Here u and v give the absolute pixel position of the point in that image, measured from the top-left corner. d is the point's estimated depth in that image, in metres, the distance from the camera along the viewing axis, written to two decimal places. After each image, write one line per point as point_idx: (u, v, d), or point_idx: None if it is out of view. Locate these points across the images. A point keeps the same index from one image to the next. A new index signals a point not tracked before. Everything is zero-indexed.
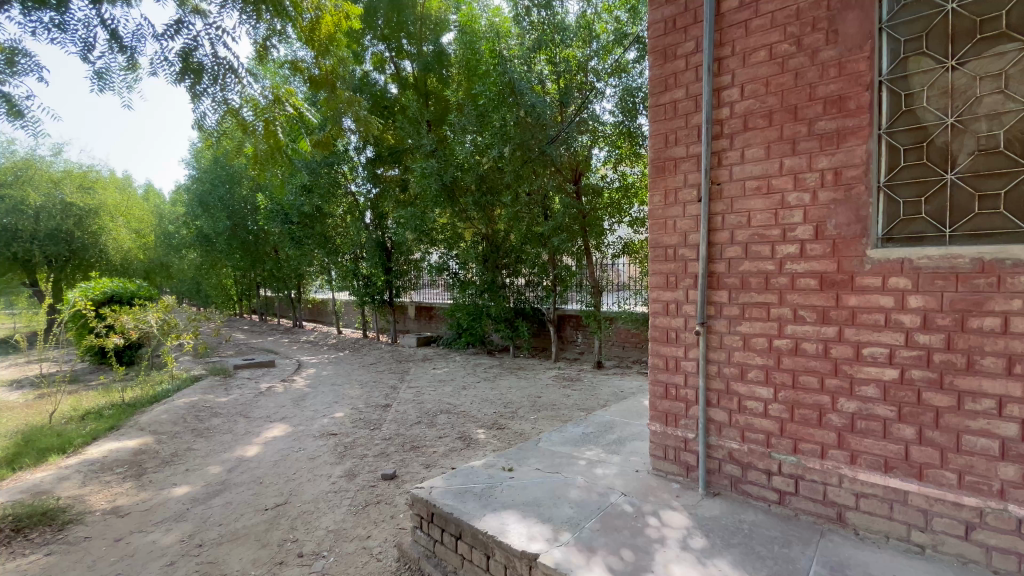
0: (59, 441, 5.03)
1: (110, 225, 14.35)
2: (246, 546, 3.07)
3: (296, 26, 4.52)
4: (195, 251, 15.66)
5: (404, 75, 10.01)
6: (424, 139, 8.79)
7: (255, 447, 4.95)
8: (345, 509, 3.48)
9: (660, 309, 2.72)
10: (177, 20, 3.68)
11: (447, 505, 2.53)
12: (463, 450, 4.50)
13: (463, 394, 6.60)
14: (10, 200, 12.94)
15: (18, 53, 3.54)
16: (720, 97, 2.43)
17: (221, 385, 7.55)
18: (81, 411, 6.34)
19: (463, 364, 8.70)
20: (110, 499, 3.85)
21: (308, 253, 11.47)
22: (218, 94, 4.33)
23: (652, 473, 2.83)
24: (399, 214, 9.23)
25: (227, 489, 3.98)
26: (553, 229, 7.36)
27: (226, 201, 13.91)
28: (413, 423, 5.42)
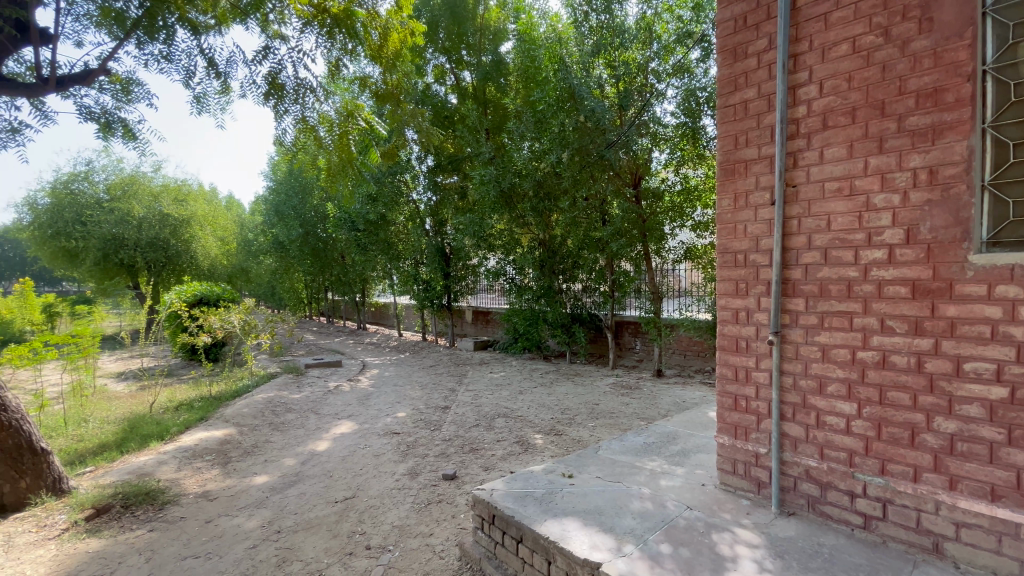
0: (157, 429, 5.58)
1: (199, 234, 15.75)
2: (319, 536, 3.26)
3: (366, 45, 4.78)
4: (271, 257, 16.84)
5: (463, 85, 10.29)
6: (482, 147, 9.00)
7: (326, 442, 5.25)
8: (409, 506, 3.61)
9: (729, 317, 2.62)
10: (265, 46, 4.03)
11: (508, 508, 2.56)
12: (521, 454, 4.53)
13: (520, 398, 6.65)
14: (118, 212, 14.52)
15: (133, 83, 4.00)
16: (796, 95, 2.32)
17: (294, 382, 8.07)
18: (175, 402, 7.00)
19: (519, 368, 8.76)
20: (201, 484, 4.23)
21: (372, 258, 12.03)
22: (298, 112, 4.70)
23: (720, 487, 2.72)
24: (459, 221, 9.53)
25: (301, 481, 4.25)
26: (611, 235, 7.26)
27: (299, 210, 14.88)
28: (471, 426, 5.53)
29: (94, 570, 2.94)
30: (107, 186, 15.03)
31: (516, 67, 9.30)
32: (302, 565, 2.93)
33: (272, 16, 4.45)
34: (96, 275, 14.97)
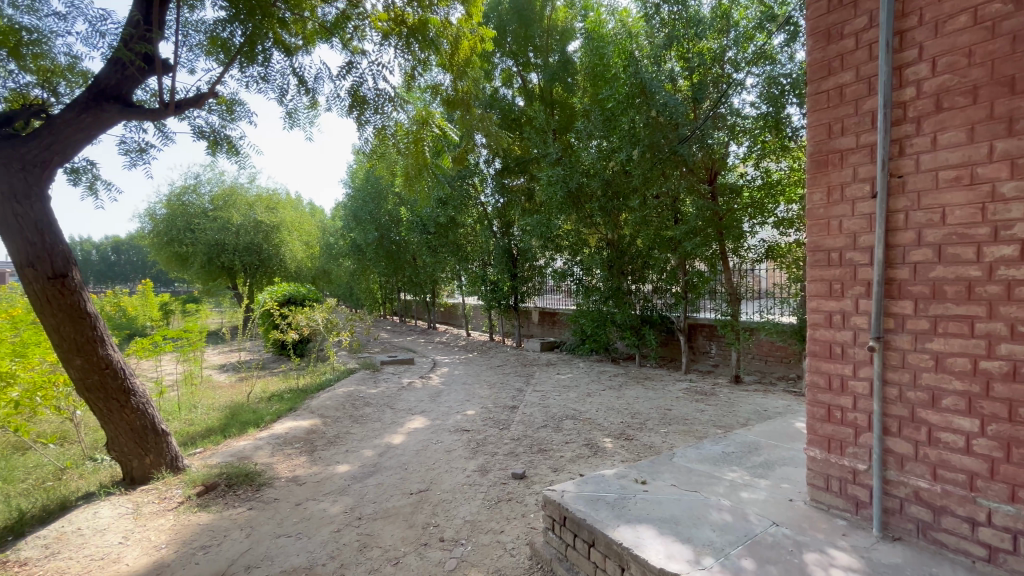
0: (254, 417, 6.14)
1: (288, 239, 17.11)
2: (396, 525, 3.42)
3: (438, 53, 4.95)
4: (349, 260, 17.90)
5: (530, 87, 10.36)
6: (549, 147, 9.00)
7: (400, 436, 5.50)
8: (479, 503, 3.69)
9: (822, 320, 2.43)
10: (349, 62, 4.32)
11: (579, 511, 2.54)
12: (591, 457, 4.48)
13: (588, 401, 6.57)
14: (221, 220, 16.13)
15: (235, 103, 4.43)
16: (902, 76, 2.10)
17: (371, 378, 8.52)
18: (268, 393, 7.66)
19: (587, 370, 8.66)
20: (291, 469, 4.59)
21: (442, 260, 12.45)
22: (378, 122, 4.99)
23: (810, 504, 2.52)
24: (526, 222, 9.62)
25: (378, 472, 4.48)
26: (685, 233, 6.97)
27: (375, 215, 15.74)
28: (539, 426, 5.54)
29: (204, 541, 3.30)
30: (212, 197, 16.69)
31: (584, 65, 9.21)
32: (381, 551, 3.08)
33: (352, 33, 4.74)
34: (203, 277, 16.73)
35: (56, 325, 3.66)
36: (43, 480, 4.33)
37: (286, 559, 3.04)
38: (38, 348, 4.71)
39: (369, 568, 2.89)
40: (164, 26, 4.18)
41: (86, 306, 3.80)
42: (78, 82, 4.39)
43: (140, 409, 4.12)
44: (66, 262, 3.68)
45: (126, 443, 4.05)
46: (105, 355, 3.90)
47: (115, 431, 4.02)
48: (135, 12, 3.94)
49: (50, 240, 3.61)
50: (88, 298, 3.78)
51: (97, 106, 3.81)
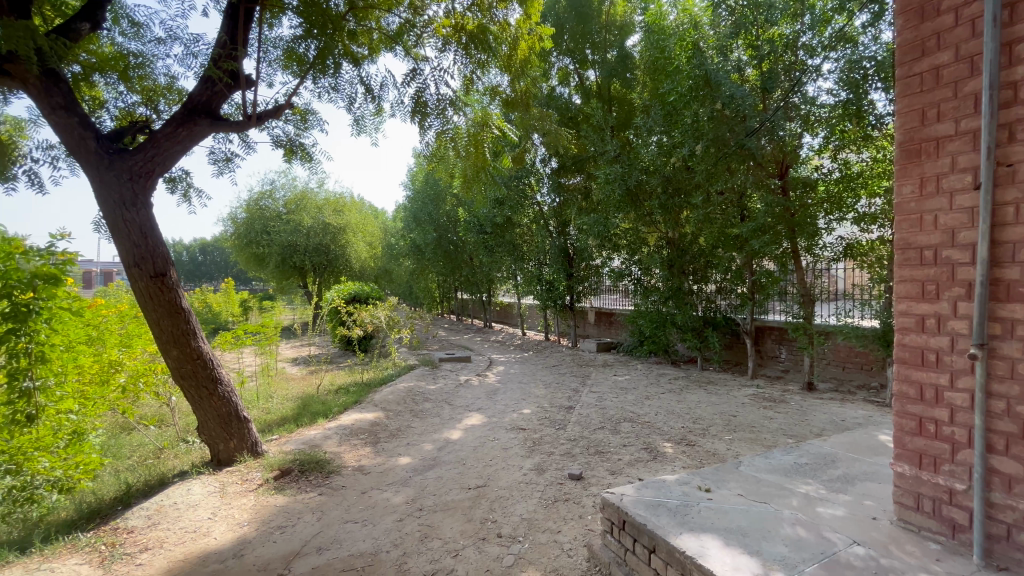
0: (323, 408, 6.51)
1: (353, 239, 18.09)
2: (455, 518, 3.50)
3: (497, 56, 5.01)
4: (409, 259, 18.51)
5: (587, 84, 10.24)
6: (607, 145, 8.84)
7: (459, 432, 5.63)
8: (536, 501, 3.70)
9: (912, 325, 2.23)
10: (413, 69, 4.49)
11: (640, 515, 2.48)
12: (650, 462, 4.37)
13: (646, 404, 6.40)
14: (293, 223, 17.23)
15: (309, 113, 4.72)
16: (1013, 52, 1.88)
17: (430, 374, 8.78)
18: (336, 386, 8.09)
19: (645, 372, 8.43)
20: (357, 459, 4.83)
21: (498, 260, 12.60)
22: (439, 125, 5.12)
23: (897, 524, 2.32)
24: (582, 221, 9.54)
25: (438, 465, 4.61)
26: (752, 231, 6.62)
27: (434, 216, 16.20)
28: (596, 428, 5.47)
29: (281, 521, 3.55)
30: (285, 201, 17.80)
31: (643, 60, 9.00)
32: (441, 543, 3.17)
33: (413, 41, 4.91)
34: (277, 276, 17.92)
35: (157, 318, 4.07)
36: (145, 458, 4.84)
37: (354, 544, 3.21)
38: (141, 339, 5.26)
39: (430, 558, 2.99)
40: (247, 44, 4.53)
41: (182, 302, 4.19)
42: (175, 99, 4.81)
43: (226, 397, 4.48)
44: (165, 264, 4.09)
45: (214, 428, 4.42)
46: (196, 346, 4.29)
47: (204, 416, 4.41)
48: (223, 33, 4.31)
49: (151, 243, 4.02)
50: (183, 295, 4.17)
51: (191, 120, 4.19)
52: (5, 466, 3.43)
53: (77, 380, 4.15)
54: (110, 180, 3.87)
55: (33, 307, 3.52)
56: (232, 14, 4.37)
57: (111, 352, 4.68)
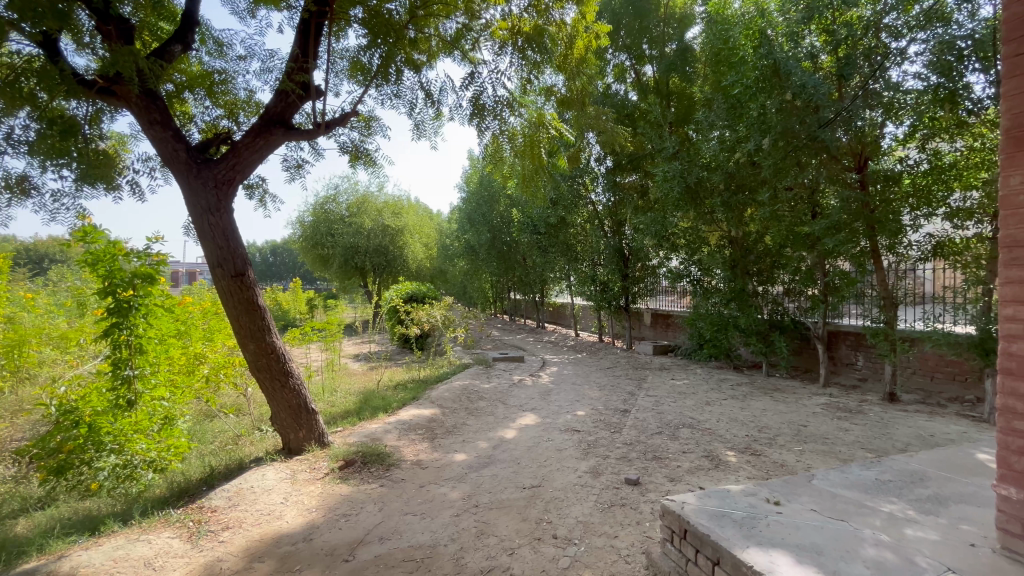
0: (383, 403, 6.77)
1: (410, 240, 18.77)
2: (511, 517, 3.52)
3: (553, 56, 5.03)
4: (463, 260, 18.85)
5: (644, 80, 9.99)
6: (665, 142, 8.56)
7: (513, 431, 5.67)
8: (592, 504, 3.65)
9: (1020, 331, 2.00)
10: (472, 73, 4.58)
11: (702, 525, 2.39)
12: (712, 470, 4.19)
13: (706, 410, 6.15)
14: (355, 225, 18.03)
15: (372, 119, 4.93)
16: None
17: (484, 373, 8.89)
18: (394, 382, 8.39)
19: (705, 377, 8.10)
20: (416, 453, 4.98)
21: (552, 260, 12.57)
22: (496, 127, 5.19)
23: (1000, 553, 2.09)
24: (638, 220, 9.33)
25: (493, 463, 4.67)
26: (825, 229, 6.20)
27: (488, 217, 16.41)
28: (653, 432, 5.33)
29: (346, 509, 3.73)
30: (348, 204, 18.59)
31: (705, 52, 8.67)
32: (497, 540, 3.20)
33: (470, 46, 5.02)
34: (340, 276, 18.81)
35: (237, 315, 4.40)
36: (225, 443, 5.25)
37: (413, 536, 3.31)
38: (221, 334, 5.71)
39: (487, 555, 3.03)
40: (317, 57, 4.80)
41: (258, 300, 4.49)
42: (254, 112, 5.15)
43: (296, 389, 4.76)
44: (244, 264, 4.40)
45: (285, 418, 4.71)
46: (270, 341, 4.59)
47: (277, 407, 4.71)
48: (295, 48, 4.60)
49: (232, 245, 4.34)
50: (260, 292, 4.48)
51: (267, 130, 4.49)
52: (110, 445, 3.86)
53: (169, 369, 4.57)
54: (197, 187, 4.22)
55: (132, 303, 4.01)
56: (303, 28, 4.64)
57: (195, 345, 5.14)
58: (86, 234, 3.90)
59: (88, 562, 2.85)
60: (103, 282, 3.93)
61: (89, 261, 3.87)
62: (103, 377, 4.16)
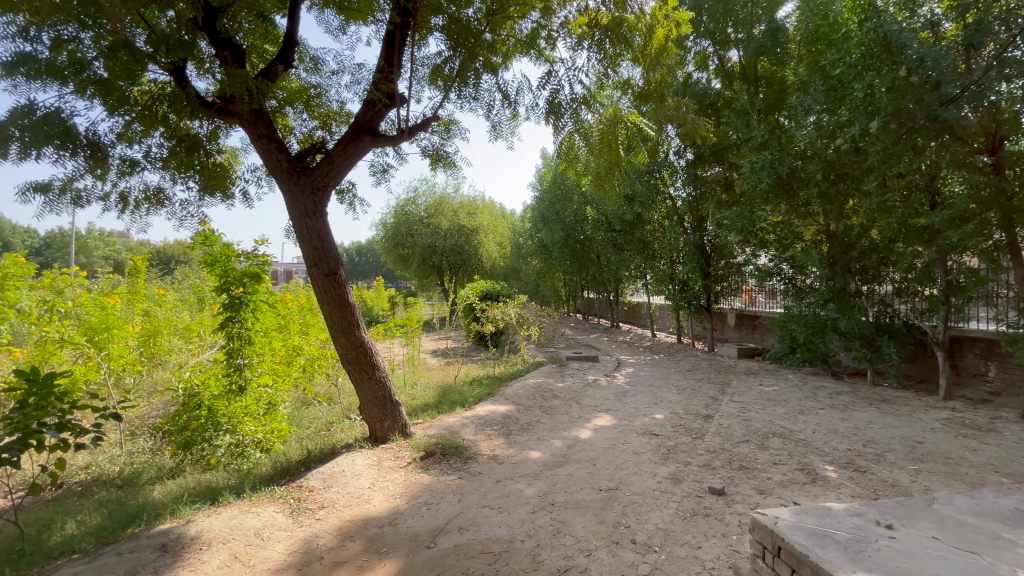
0: (460, 397, 6.98)
1: (485, 240, 19.19)
2: (588, 518, 3.48)
3: (631, 48, 4.89)
4: (536, 259, 18.96)
5: (729, 66, 9.45)
6: (753, 130, 7.99)
7: (588, 431, 5.60)
8: (673, 512, 3.51)
9: None
10: (548, 72, 4.59)
11: (800, 544, 2.21)
12: (808, 485, 3.87)
13: (800, 419, 5.68)
14: (433, 226, 18.80)
15: (452, 123, 5.11)
16: None
17: (559, 372, 8.86)
18: (471, 378, 8.61)
19: (798, 384, 7.47)
20: (492, 448, 5.08)
21: (627, 258, 12.22)
22: (571, 124, 5.13)
23: None
24: (722, 215, 8.82)
25: (568, 463, 4.65)
26: (947, 221, 5.51)
27: (561, 215, 16.32)
28: (739, 441, 5.01)
29: (427, 498, 3.90)
30: (426, 206, 19.33)
31: (800, 30, 8.01)
32: (574, 540, 3.18)
33: (546, 45, 5.03)
34: (419, 275, 19.67)
35: (330, 310, 4.75)
36: (319, 429, 5.71)
37: (491, 529, 3.38)
38: (316, 328, 6.21)
39: (563, 554, 3.02)
40: (402, 66, 5.06)
41: (349, 297, 4.82)
42: (345, 121, 5.53)
43: (381, 381, 5.04)
44: (336, 263, 4.74)
45: (372, 408, 5.00)
46: (359, 336, 4.91)
47: (365, 397, 5.01)
48: (382, 59, 4.88)
49: (326, 246, 4.69)
50: (350, 290, 4.80)
51: (356, 138, 4.80)
52: (226, 425, 4.34)
53: (272, 359, 5.02)
54: (297, 193, 4.61)
55: (243, 299, 4.47)
56: (389, 39, 4.91)
57: (293, 338, 5.62)
58: (206, 238, 4.40)
59: (209, 528, 3.23)
60: (219, 280, 4.43)
61: (209, 262, 4.38)
62: (218, 365, 4.67)
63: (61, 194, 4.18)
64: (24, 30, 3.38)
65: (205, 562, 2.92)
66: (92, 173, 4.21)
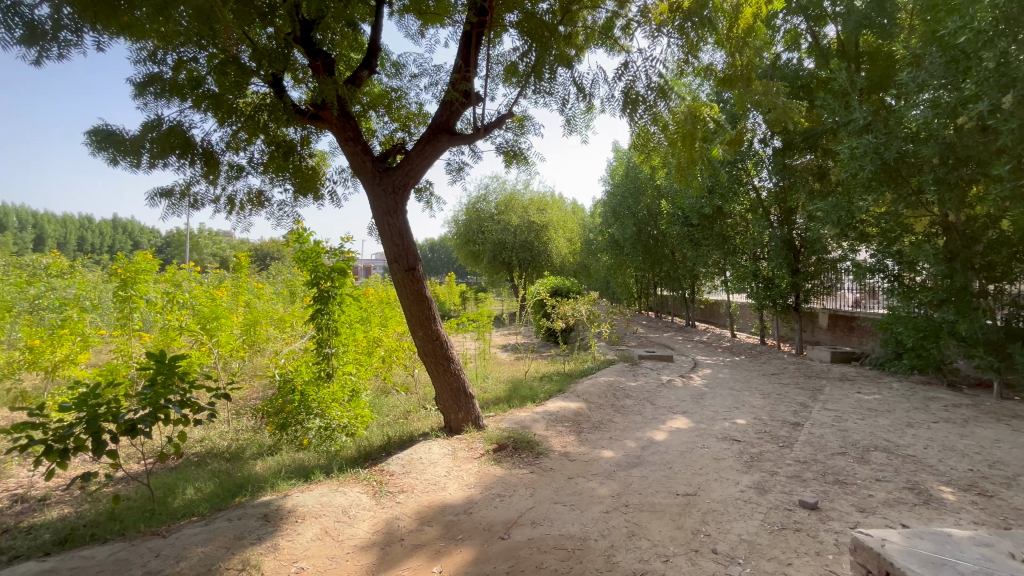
0: (531, 393, 7.02)
1: (554, 236, 19.13)
2: (665, 523, 3.36)
3: (716, 32, 4.62)
4: (607, 254, 18.59)
5: (825, 43, 8.67)
6: (853, 112, 7.25)
7: (663, 433, 5.40)
8: (759, 524, 3.30)
9: None
10: (625, 63, 4.45)
11: (912, 571, 1.98)
12: (920, 507, 3.46)
13: (907, 432, 5.09)
14: (503, 222, 19.05)
15: (526, 119, 5.13)
16: None
17: (631, 370, 8.62)
18: (541, 374, 8.63)
19: (904, 393, 6.70)
20: (563, 445, 5.07)
21: (705, 254, 11.39)
22: (648, 116, 4.96)
23: None
24: (814, 207, 8.11)
25: (642, 464, 4.52)
26: None
27: (633, 210, 15.83)
28: (835, 452, 4.59)
29: (500, 490, 3.97)
30: (497, 203, 19.63)
31: None
32: (649, 544, 3.09)
33: (621, 34, 4.89)
34: (490, 270, 20.02)
35: (409, 304, 4.96)
36: (398, 417, 6.01)
37: (563, 525, 3.37)
38: (395, 321, 6.52)
39: (639, 557, 2.95)
40: (477, 65, 5.14)
41: (426, 291, 5.00)
42: (423, 122, 5.73)
43: (456, 373, 5.19)
44: (415, 259, 4.94)
45: (447, 399, 5.16)
46: (435, 329, 5.08)
47: (441, 388, 5.18)
48: (459, 59, 5.00)
49: (405, 243, 4.90)
50: (427, 284, 4.98)
51: (434, 138, 4.95)
52: (316, 409, 4.69)
53: (356, 349, 5.33)
54: (380, 192, 4.85)
55: (331, 293, 4.81)
56: (466, 39, 5.02)
57: (374, 330, 5.92)
58: (299, 236, 4.78)
59: (304, 503, 3.51)
60: (311, 275, 4.80)
61: (302, 258, 4.75)
62: (309, 353, 5.05)
63: (181, 198, 4.73)
64: (153, 54, 3.85)
65: (301, 534, 3.18)
66: (206, 179, 4.70)
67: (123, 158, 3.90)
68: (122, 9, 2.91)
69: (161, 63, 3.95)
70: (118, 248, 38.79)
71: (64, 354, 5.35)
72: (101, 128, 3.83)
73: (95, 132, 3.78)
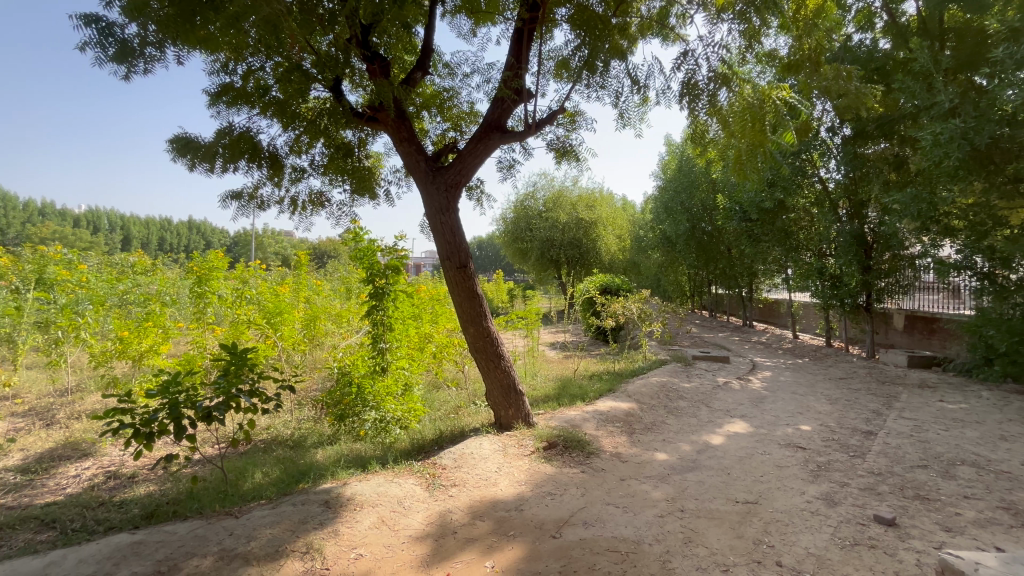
0: (580, 391, 6.93)
1: (603, 233, 18.82)
2: (724, 531, 3.22)
3: (780, 15, 4.39)
4: (658, 251, 18.07)
5: (903, 22, 8.00)
6: (936, 95, 6.65)
7: (720, 437, 5.18)
8: (829, 538, 3.09)
9: None
10: (685, 51, 4.28)
11: None
12: (1017, 529, 3.13)
13: (1000, 446, 4.61)
14: (551, 220, 18.97)
15: (578, 114, 5.06)
16: None
17: (684, 371, 8.34)
18: (590, 373, 8.51)
19: (996, 403, 6.07)
20: (614, 445, 4.98)
21: (764, 250, 10.82)
22: (707, 106, 4.77)
23: None
24: (888, 200, 7.51)
25: (698, 469, 4.35)
26: None
27: (687, 205, 15.29)
28: (914, 465, 4.23)
29: (551, 489, 3.95)
30: (545, 200, 19.55)
31: None
32: (708, 552, 2.97)
33: (676, 23, 4.73)
34: (538, 268, 20.00)
35: (461, 301, 5.02)
36: (449, 411, 6.12)
37: (616, 527, 3.31)
38: (445, 317, 6.64)
39: (696, 565, 2.84)
40: (529, 61, 5.11)
41: (477, 288, 5.04)
42: (474, 121, 5.78)
43: (506, 370, 5.20)
44: (466, 257, 5.00)
45: (498, 396, 5.19)
46: (485, 326, 5.12)
47: (492, 385, 5.21)
48: (511, 56, 5.01)
49: (457, 240, 4.96)
50: (478, 281, 5.02)
51: (486, 135, 4.99)
52: (372, 402, 4.85)
53: (409, 345, 5.47)
54: (433, 191, 4.93)
55: (385, 289, 4.95)
56: (517, 36, 5.00)
57: (425, 326, 6.05)
58: (356, 235, 4.96)
59: (361, 492, 3.64)
60: (368, 272, 4.96)
61: (359, 257, 4.93)
62: (365, 347, 5.23)
63: (250, 200, 5.02)
64: (224, 65, 4.11)
65: (359, 521, 3.30)
66: (272, 182, 4.96)
67: (200, 163, 4.20)
68: (198, 25, 3.13)
69: (232, 73, 4.21)
70: (193, 247, 41.90)
71: (148, 345, 5.82)
72: (180, 136, 4.16)
73: (176, 139, 4.10)
